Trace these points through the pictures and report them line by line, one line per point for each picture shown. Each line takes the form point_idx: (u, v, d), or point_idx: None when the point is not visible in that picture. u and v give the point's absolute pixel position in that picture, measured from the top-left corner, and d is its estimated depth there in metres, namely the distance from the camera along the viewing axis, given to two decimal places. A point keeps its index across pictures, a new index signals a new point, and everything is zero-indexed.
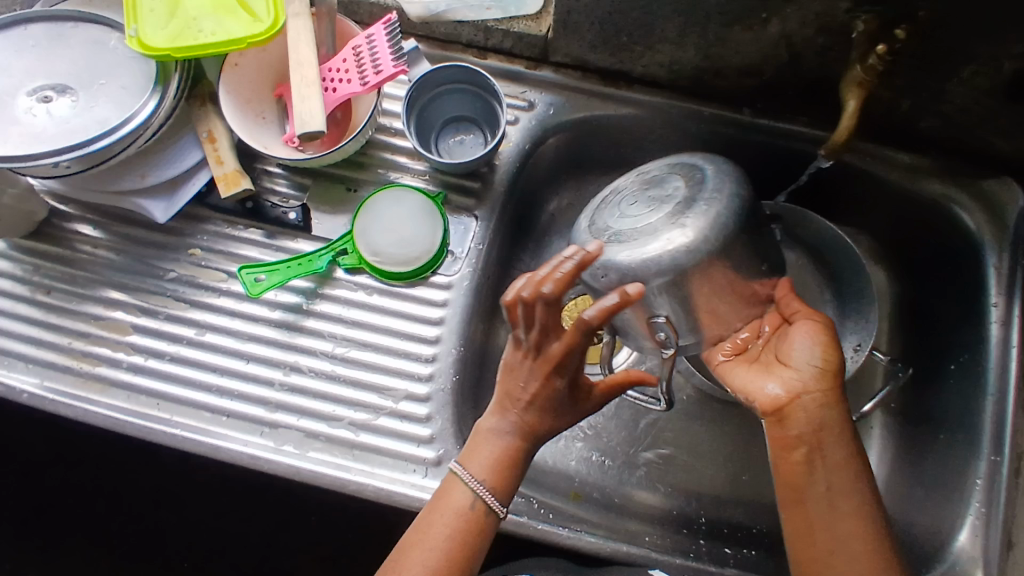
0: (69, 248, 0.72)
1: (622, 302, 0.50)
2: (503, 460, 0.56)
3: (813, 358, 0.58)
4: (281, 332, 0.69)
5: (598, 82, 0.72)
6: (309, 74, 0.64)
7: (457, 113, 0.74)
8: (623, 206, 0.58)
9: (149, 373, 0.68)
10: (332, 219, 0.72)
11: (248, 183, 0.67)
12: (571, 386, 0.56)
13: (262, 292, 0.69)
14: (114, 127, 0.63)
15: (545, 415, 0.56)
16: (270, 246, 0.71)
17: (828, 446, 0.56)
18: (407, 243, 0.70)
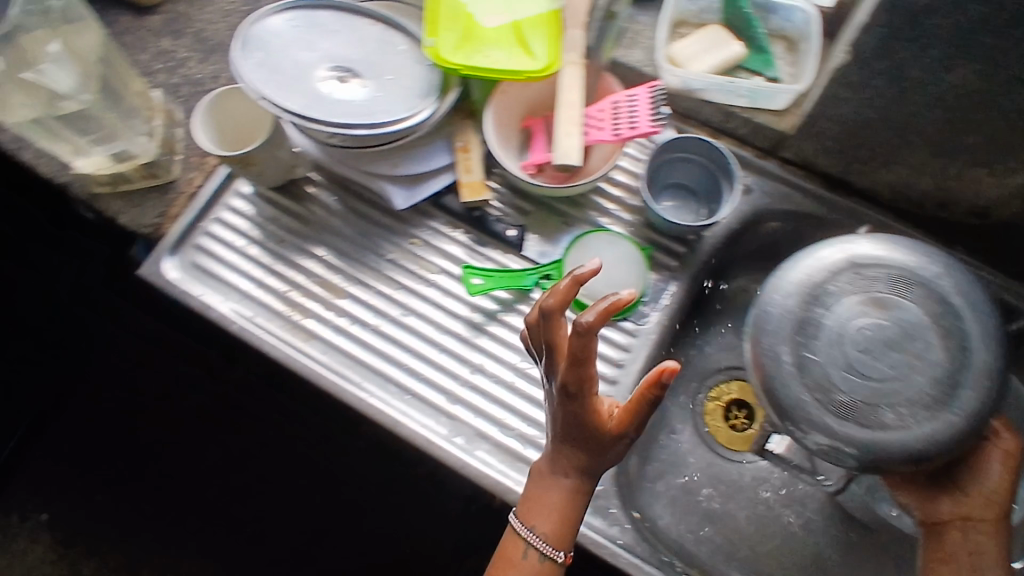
0: (308, 209, 0.79)
1: (574, 329, 0.51)
2: (559, 511, 0.60)
3: (993, 480, 0.60)
4: (467, 330, 0.74)
5: (819, 185, 0.77)
6: (573, 114, 0.70)
7: (686, 182, 0.78)
8: (857, 363, 0.59)
9: (352, 336, 0.73)
10: (545, 245, 0.77)
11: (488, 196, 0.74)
12: (588, 418, 0.56)
13: (478, 293, 0.73)
14: (398, 116, 0.70)
15: (573, 450, 0.59)
16: (477, 254, 0.77)
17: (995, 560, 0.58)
18: (610, 286, 0.73)
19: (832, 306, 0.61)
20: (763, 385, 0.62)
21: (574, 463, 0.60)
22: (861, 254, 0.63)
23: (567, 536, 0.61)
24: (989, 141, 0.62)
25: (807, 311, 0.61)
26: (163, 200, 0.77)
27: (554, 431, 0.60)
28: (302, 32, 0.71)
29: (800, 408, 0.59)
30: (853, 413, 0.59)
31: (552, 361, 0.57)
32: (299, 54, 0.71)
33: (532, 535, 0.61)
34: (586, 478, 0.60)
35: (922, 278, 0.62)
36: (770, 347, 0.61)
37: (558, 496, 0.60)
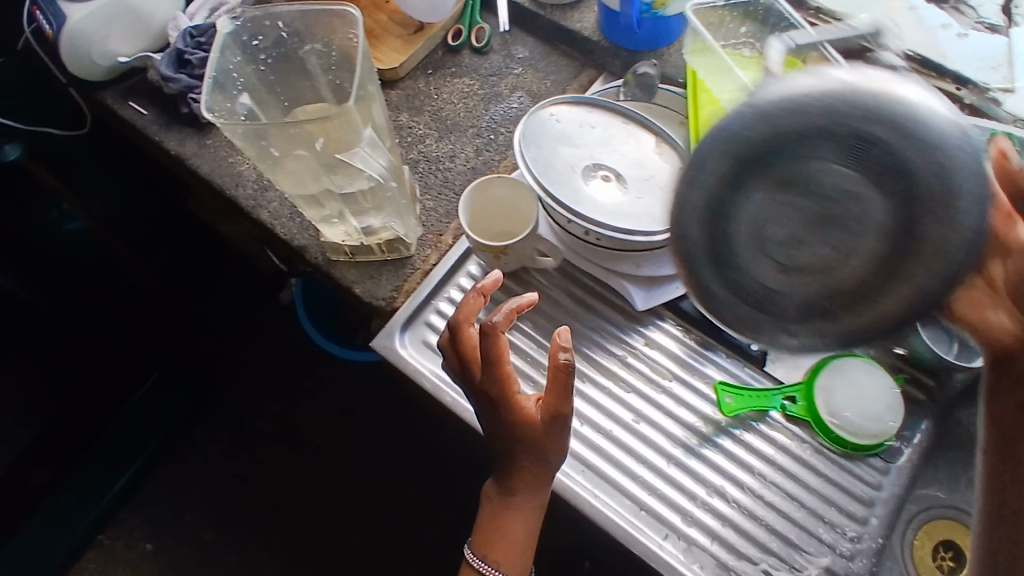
0: (539, 297, 0.77)
1: (490, 330, 0.62)
2: (515, 539, 0.69)
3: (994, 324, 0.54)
4: (694, 439, 0.71)
5: None
6: None
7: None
8: (791, 194, 0.43)
9: (582, 438, 0.70)
10: (788, 364, 0.74)
11: None
12: (512, 420, 0.64)
13: (730, 414, 0.71)
14: (662, 225, 0.68)
15: (521, 477, 0.65)
16: (699, 355, 0.75)
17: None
18: (867, 418, 0.69)
19: (739, 203, 0.43)
20: (688, 275, 0.46)
21: (510, 487, 0.67)
22: (834, 83, 0.41)
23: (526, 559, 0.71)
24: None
25: (713, 227, 0.44)
26: (398, 274, 0.78)
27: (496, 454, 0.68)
28: (562, 127, 0.73)
29: (724, 287, 0.45)
30: (846, 302, 0.44)
31: (473, 367, 0.65)
32: (559, 151, 0.72)
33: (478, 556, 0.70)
34: (528, 506, 0.68)
35: (835, 115, 0.40)
36: (686, 210, 0.44)
37: (518, 526, 0.68)
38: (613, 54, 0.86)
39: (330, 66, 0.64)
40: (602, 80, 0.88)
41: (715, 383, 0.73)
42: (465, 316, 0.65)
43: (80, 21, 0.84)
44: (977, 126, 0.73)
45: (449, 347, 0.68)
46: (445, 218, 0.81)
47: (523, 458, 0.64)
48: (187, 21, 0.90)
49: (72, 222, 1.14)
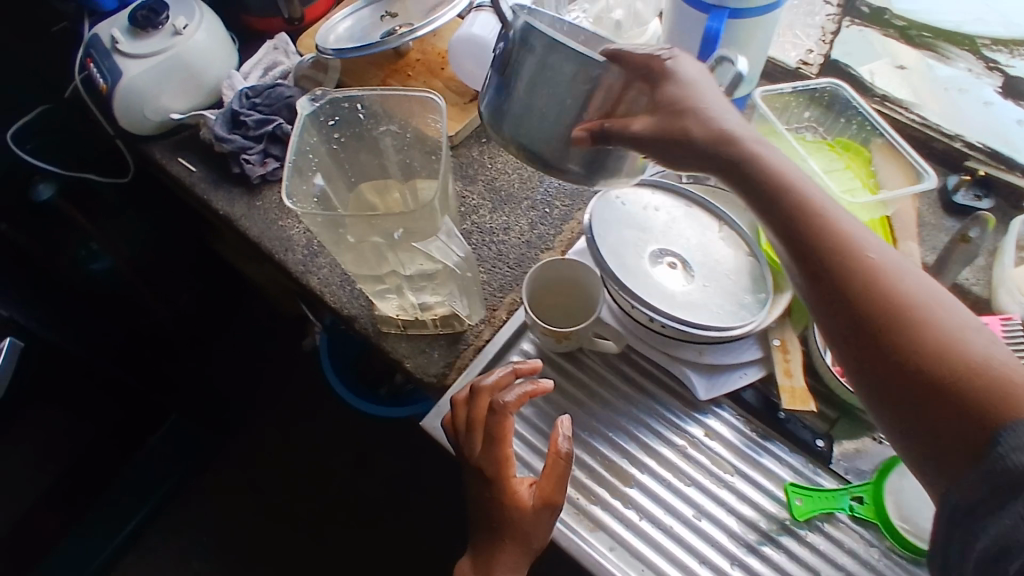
0: (594, 378, 0.75)
1: (496, 413, 0.65)
2: None
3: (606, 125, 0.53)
4: (759, 537, 0.68)
5: None
6: None
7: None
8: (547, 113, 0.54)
9: (639, 533, 0.67)
10: (854, 461, 0.72)
11: (812, 405, 0.69)
12: (502, 503, 0.65)
13: (801, 517, 0.68)
14: (733, 321, 0.67)
15: (501, 551, 0.66)
16: (755, 444, 0.72)
17: (954, 351, 0.44)
18: None
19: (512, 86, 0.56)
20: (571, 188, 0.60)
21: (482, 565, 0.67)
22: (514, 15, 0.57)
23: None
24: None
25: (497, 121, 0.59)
26: (451, 350, 0.75)
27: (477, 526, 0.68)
28: (629, 209, 0.73)
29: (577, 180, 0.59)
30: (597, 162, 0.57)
31: (470, 444, 0.66)
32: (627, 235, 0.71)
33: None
34: None
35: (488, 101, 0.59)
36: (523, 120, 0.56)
37: None
38: None
39: (402, 146, 0.64)
40: None
41: (785, 484, 0.70)
42: (477, 390, 0.67)
43: (136, 78, 0.84)
44: None
45: (454, 413, 0.68)
46: (499, 292, 0.78)
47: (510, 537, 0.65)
48: (241, 80, 0.90)
49: (101, 261, 1.11)
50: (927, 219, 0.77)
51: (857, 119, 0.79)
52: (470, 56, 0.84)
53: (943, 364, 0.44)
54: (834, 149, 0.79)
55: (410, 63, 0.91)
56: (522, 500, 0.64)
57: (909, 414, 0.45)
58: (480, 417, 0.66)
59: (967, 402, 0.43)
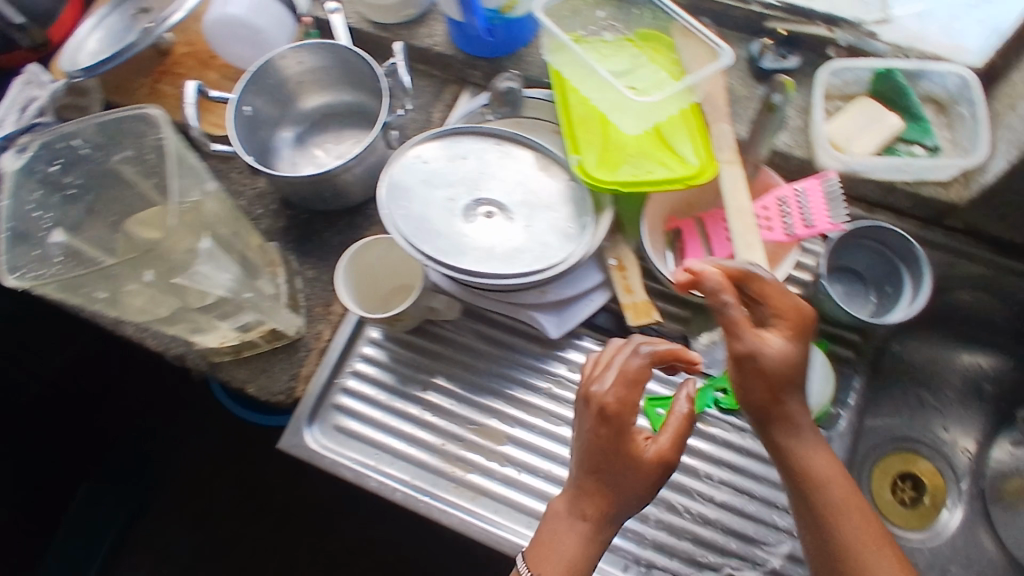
0: (446, 346, 0.73)
1: (627, 368, 0.54)
2: (569, 565, 0.53)
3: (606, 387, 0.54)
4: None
5: (984, 247, 0.75)
6: (744, 212, 0.65)
7: (860, 264, 0.72)
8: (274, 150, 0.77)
9: (522, 487, 0.66)
10: (713, 353, 0.70)
11: (655, 315, 0.67)
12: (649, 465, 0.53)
13: (664, 429, 0.65)
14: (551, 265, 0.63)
15: (591, 492, 0.54)
16: None
17: (866, 556, 0.53)
18: (805, 390, 0.66)
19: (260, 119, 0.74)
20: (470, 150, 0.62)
21: (592, 507, 0.54)
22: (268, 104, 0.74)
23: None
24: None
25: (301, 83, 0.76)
26: (294, 360, 0.70)
27: (579, 461, 0.55)
28: (432, 164, 0.67)
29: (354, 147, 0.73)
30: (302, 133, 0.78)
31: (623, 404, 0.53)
32: (430, 195, 0.66)
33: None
34: (600, 538, 0.54)
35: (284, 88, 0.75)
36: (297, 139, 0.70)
37: (573, 548, 0.54)
38: (471, 66, 0.80)
39: (151, 169, 0.57)
40: (469, 94, 0.82)
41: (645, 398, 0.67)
42: (654, 355, 0.55)
43: None
44: (852, 71, 0.72)
45: (591, 365, 0.58)
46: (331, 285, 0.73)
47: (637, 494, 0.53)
48: None
49: None
50: (742, 92, 0.75)
51: (650, 8, 0.75)
52: (234, 39, 0.76)
53: (848, 538, 0.53)
54: (634, 43, 0.76)
55: (180, 60, 0.82)
56: (654, 457, 0.53)
57: (814, 526, 0.54)
58: (645, 376, 0.55)
59: (838, 545, 0.53)
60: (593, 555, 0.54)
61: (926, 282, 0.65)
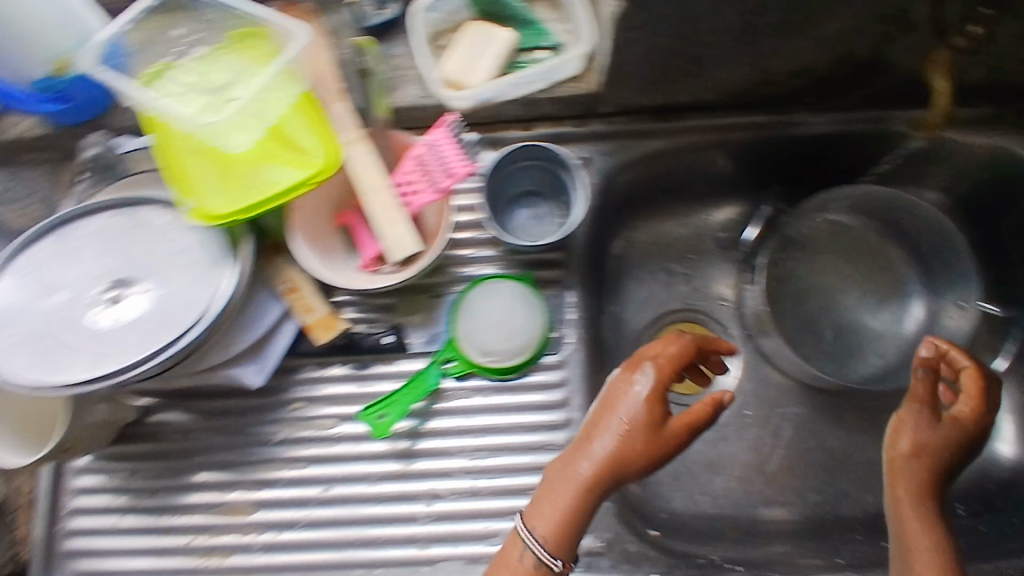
0: (168, 440, 0.70)
1: (664, 361, 0.57)
2: (563, 513, 0.54)
3: (631, 400, 0.55)
4: (394, 463, 0.68)
5: (649, 117, 0.73)
6: (384, 190, 0.62)
7: (528, 186, 0.72)
8: None
9: (284, 546, 0.67)
10: (430, 329, 0.69)
11: (344, 322, 0.65)
12: (660, 443, 0.54)
13: (388, 431, 0.66)
14: (190, 324, 0.59)
15: (592, 437, 0.55)
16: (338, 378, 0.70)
17: (922, 538, 0.57)
18: (517, 332, 0.67)
19: None
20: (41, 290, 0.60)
21: (599, 462, 0.53)
22: None
23: (567, 539, 0.54)
24: (766, 32, 0.60)
25: None
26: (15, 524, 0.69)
27: (609, 419, 0.54)
28: (43, 275, 0.62)
29: None
30: None
31: (658, 386, 0.55)
32: (48, 305, 0.60)
33: (534, 539, 0.54)
34: (594, 499, 0.54)
35: None
36: None
37: (568, 493, 0.54)
38: (76, 137, 0.72)
39: None
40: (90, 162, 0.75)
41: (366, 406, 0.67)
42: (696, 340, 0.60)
43: None
44: None
45: (646, 350, 0.59)
46: None
47: (640, 472, 0.54)
48: None
49: None
50: None
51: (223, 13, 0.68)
52: None
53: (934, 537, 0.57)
54: (230, 48, 0.68)
55: None
56: (674, 432, 0.55)
57: (924, 516, 0.58)
58: (665, 364, 0.57)
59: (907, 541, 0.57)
60: (592, 511, 0.55)
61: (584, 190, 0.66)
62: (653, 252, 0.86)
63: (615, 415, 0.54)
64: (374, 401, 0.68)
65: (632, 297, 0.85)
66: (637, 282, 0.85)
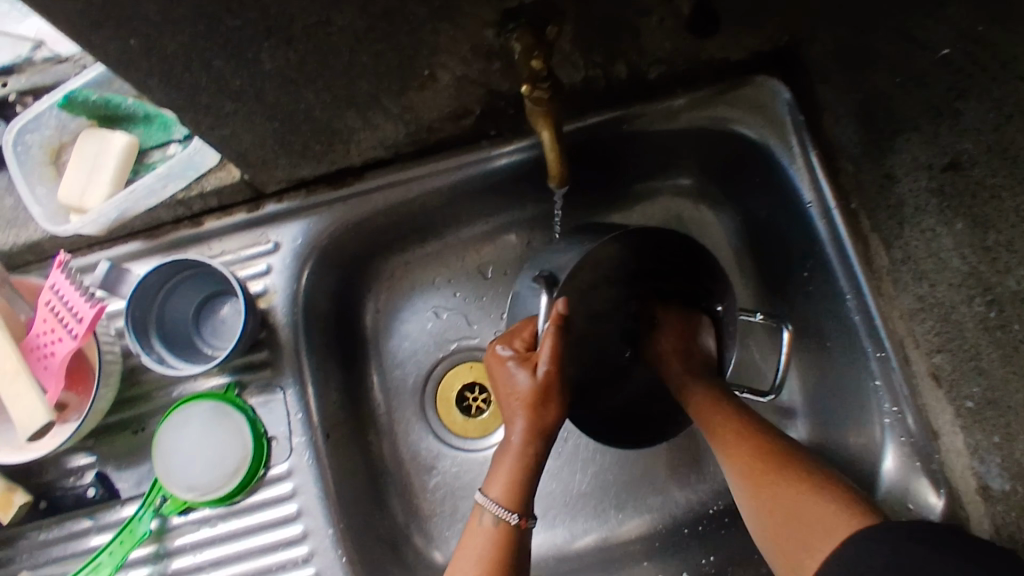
0: None
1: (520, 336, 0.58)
2: (512, 479, 0.54)
3: (519, 386, 0.55)
4: None
5: (326, 186, 0.67)
6: (8, 362, 0.57)
7: (203, 298, 0.66)
8: None
9: None
10: (139, 468, 0.64)
11: (21, 496, 0.63)
12: (549, 385, 0.55)
13: None
14: None
15: (509, 406, 0.56)
16: (58, 538, 0.65)
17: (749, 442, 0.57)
18: (218, 458, 0.62)
19: None
20: None
21: (542, 425, 0.54)
22: None
23: (523, 504, 0.54)
24: (380, 93, 0.55)
25: None
26: None
27: (514, 390, 0.55)
28: None
29: None
30: None
31: (527, 350, 0.57)
32: None
33: (489, 502, 0.53)
34: (541, 453, 0.55)
35: None
36: None
37: (506, 460, 0.54)
38: None
39: None
40: None
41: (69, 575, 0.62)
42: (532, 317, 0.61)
43: None
44: (43, 115, 0.61)
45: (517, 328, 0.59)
46: None
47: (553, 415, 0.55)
48: None
49: None
50: None
51: None
52: None
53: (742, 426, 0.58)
54: None
55: None
56: (552, 362, 0.54)
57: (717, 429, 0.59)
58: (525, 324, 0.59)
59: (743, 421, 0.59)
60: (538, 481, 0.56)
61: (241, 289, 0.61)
62: (413, 299, 0.80)
63: (507, 387, 0.56)
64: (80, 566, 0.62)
65: (400, 351, 0.79)
66: (402, 334, 0.80)
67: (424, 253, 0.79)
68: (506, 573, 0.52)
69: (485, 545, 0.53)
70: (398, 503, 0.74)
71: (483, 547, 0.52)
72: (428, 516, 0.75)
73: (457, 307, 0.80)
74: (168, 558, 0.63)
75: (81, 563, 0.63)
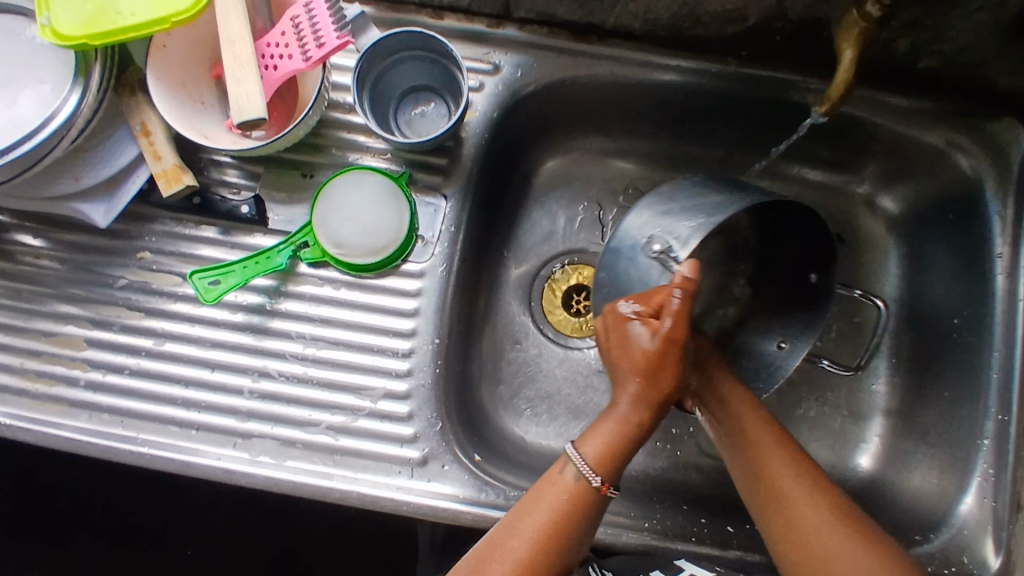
0: (12, 260, 0.68)
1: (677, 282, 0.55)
2: (609, 437, 0.54)
3: (643, 340, 0.53)
4: (249, 336, 0.66)
5: (568, 36, 0.68)
6: (242, 51, 0.58)
7: (415, 84, 0.68)
8: None
9: (110, 389, 0.65)
10: (290, 209, 0.67)
11: (190, 179, 0.64)
12: (677, 346, 0.52)
13: (215, 299, 0.64)
14: (35, 125, 0.56)
15: (629, 358, 0.53)
16: (189, 237, 0.67)
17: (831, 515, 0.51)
18: (371, 230, 0.65)
19: None
20: None
21: (659, 387, 0.53)
22: None
23: (616, 467, 0.53)
24: None
25: None
26: None
27: (649, 348, 0.52)
28: None
29: None
30: None
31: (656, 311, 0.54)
32: None
33: (579, 457, 0.53)
34: (651, 423, 0.54)
35: None
36: None
37: (609, 423, 0.54)
38: None
39: None
40: None
41: (197, 269, 0.65)
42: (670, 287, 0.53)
43: None
44: None
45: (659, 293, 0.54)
46: None
47: (670, 384, 0.53)
48: None
49: None
50: None
51: None
52: None
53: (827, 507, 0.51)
54: None
55: None
56: (677, 329, 0.52)
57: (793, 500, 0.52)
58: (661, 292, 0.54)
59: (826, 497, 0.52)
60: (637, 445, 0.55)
61: (466, 96, 0.63)
62: (568, 186, 0.80)
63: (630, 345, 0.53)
64: (210, 266, 0.66)
65: (535, 225, 0.80)
66: (543, 209, 0.80)
67: (598, 144, 0.79)
68: (561, 548, 0.51)
69: (564, 498, 0.52)
70: (483, 352, 0.76)
71: (560, 500, 0.52)
72: (500, 378, 0.76)
73: (601, 209, 0.80)
74: (283, 297, 0.66)
75: (202, 266, 0.66)
